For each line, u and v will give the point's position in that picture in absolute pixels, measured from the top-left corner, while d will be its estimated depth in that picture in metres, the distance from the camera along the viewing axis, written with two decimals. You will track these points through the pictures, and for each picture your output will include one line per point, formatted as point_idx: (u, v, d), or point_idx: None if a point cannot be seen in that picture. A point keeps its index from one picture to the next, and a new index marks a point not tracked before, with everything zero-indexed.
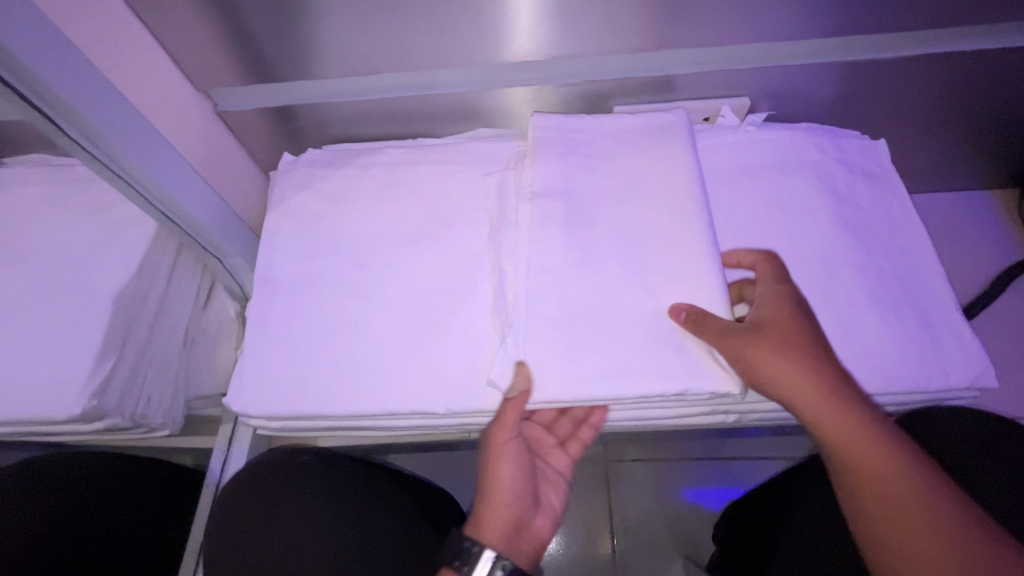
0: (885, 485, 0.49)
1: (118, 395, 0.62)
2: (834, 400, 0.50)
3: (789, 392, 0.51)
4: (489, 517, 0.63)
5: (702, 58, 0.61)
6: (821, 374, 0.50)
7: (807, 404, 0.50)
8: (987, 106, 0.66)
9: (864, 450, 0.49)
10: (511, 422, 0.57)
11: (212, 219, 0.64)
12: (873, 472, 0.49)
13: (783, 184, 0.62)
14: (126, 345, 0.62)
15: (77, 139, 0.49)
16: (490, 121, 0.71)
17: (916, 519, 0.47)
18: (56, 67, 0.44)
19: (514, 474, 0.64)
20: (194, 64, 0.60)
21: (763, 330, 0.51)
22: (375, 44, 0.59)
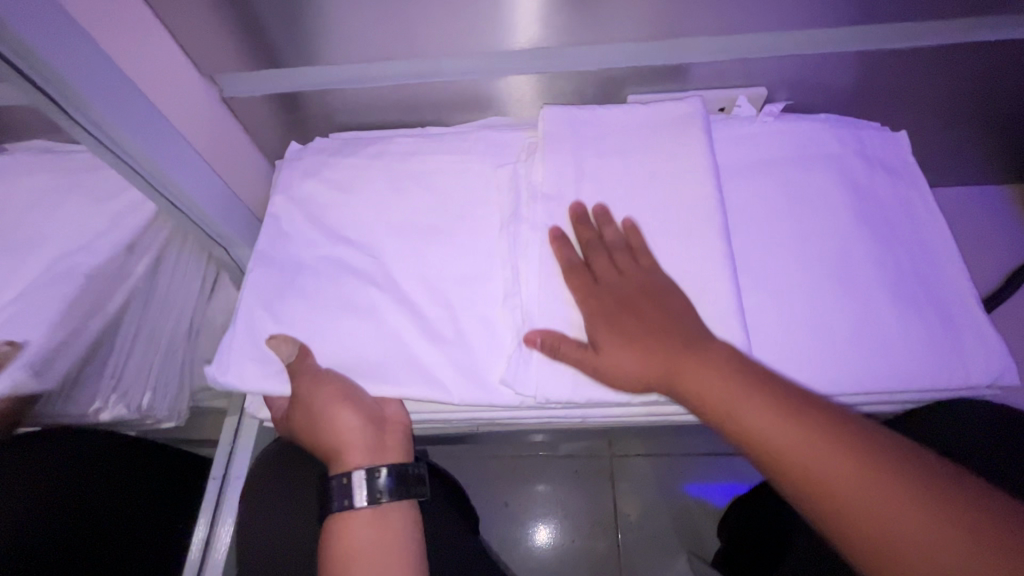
0: (816, 455, 0.44)
1: (115, 381, 0.67)
2: (727, 382, 0.47)
3: (687, 385, 0.49)
4: (335, 459, 0.58)
5: (720, 46, 0.60)
6: (713, 367, 0.48)
7: (706, 394, 0.48)
8: (1009, 98, 0.64)
9: (775, 424, 0.45)
10: (308, 366, 0.55)
11: (220, 209, 0.63)
12: (797, 448, 0.44)
13: (801, 177, 0.61)
14: (94, 317, 0.61)
15: (71, 111, 0.47)
16: (501, 110, 0.69)
17: (850, 488, 0.42)
18: (67, 53, 0.43)
19: (333, 404, 0.55)
20: (199, 49, 0.59)
21: (602, 318, 0.52)
22: (385, 31, 0.58)
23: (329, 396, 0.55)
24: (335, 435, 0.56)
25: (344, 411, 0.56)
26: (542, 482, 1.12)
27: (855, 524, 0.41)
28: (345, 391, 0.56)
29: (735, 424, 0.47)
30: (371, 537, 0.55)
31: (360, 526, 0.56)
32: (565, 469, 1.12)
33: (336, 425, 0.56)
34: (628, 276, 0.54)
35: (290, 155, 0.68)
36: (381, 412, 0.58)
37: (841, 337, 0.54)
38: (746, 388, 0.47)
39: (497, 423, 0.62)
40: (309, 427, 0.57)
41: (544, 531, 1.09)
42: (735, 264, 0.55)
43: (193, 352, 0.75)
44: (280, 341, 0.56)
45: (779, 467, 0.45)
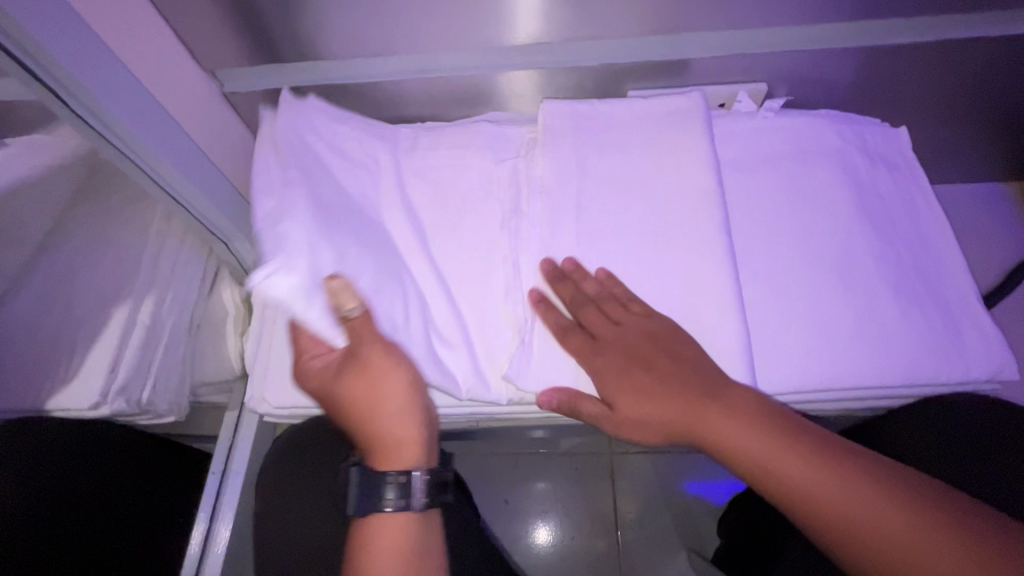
0: (848, 494, 0.45)
1: (115, 373, 0.58)
2: (750, 430, 0.48)
3: (711, 436, 0.49)
4: (374, 436, 0.57)
5: (721, 40, 0.60)
6: (742, 417, 0.48)
7: (731, 440, 0.48)
8: (1010, 94, 0.64)
9: (804, 467, 0.46)
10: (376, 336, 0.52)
11: (221, 204, 0.62)
12: (828, 490, 0.45)
13: (801, 172, 0.61)
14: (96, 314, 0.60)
15: (85, 116, 0.47)
16: (501, 106, 0.69)
17: (890, 534, 0.43)
18: (73, 51, 0.43)
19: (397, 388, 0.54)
20: (200, 44, 0.58)
21: (609, 370, 0.52)
22: (386, 25, 0.58)
23: (391, 373, 0.54)
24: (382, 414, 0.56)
25: (399, 394, 0.55)
26: (542, 480, 1.12)
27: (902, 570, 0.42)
28: (403, 372, 0.53)
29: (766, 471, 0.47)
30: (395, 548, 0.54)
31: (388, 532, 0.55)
32: (564, 466, 1.12)
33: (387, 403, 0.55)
34: (619, 335, 0.53)
35: None
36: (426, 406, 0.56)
37: (842, 332, 0.54)
38: (768, 435, 0.48)
39: (498, 417, 0.62)
40: (357, 390, 0.55)
41: (545, 530, 1.08)
42: (736, 259, 0.55)
43: (195, 347, 0.69)
44: (340, 289, 0.51)
45: (815, 510, 0.45)
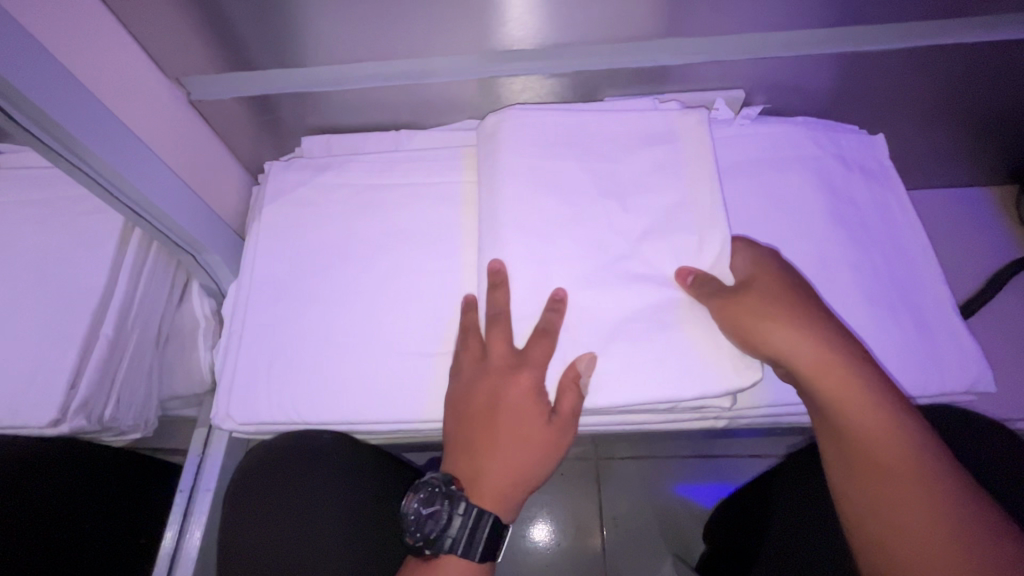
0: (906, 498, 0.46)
1: (75, 390, 0.56)
2: (869, 402, 0.47)
3: (786, 354, 0.49)
4: (490, 454, 0.53)
5: (697, 48, 0.58)
6: (835, 360, 0.48)
7: (847, 405, 0.47)
8: (991, 98, 0.63)
9: (893, 452, 0.46)
10: (522, 377, 0.51)
11: (191, 215, 0.60)
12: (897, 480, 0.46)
13: (778, 180, 0.60)
14: (55, 328, 0.57)
15: (41, 134, 0.45)
16: (476, 114, 0.68)
17: (909, 508, 0.46)
18: (19, 64, 0.41)
19: (525, 435, 0.52)
20: (162, 49, 0.56)
21: (794, 352, 0.49)
22: (353, 32, 0.56)
23: (559, 427, 0.52)
24: (516, 436, 0.53)
25: (549, 447, 0.53)
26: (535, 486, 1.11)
27: (900, 533, 0.45)
28: (560, 420, 0.51)
29: (858, 434, 0.47)
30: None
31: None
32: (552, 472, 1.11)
33: (532, 433, 0.52)
34: (768, 305, 0.50)
35: (277, 167, 0.68)
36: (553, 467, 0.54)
37: None
38: (884, 438, 0.47)
39: None
40: (503, 399, 0.52)
41: (540, 530, 1.08)
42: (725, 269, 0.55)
43: (160, 362, 0.68)
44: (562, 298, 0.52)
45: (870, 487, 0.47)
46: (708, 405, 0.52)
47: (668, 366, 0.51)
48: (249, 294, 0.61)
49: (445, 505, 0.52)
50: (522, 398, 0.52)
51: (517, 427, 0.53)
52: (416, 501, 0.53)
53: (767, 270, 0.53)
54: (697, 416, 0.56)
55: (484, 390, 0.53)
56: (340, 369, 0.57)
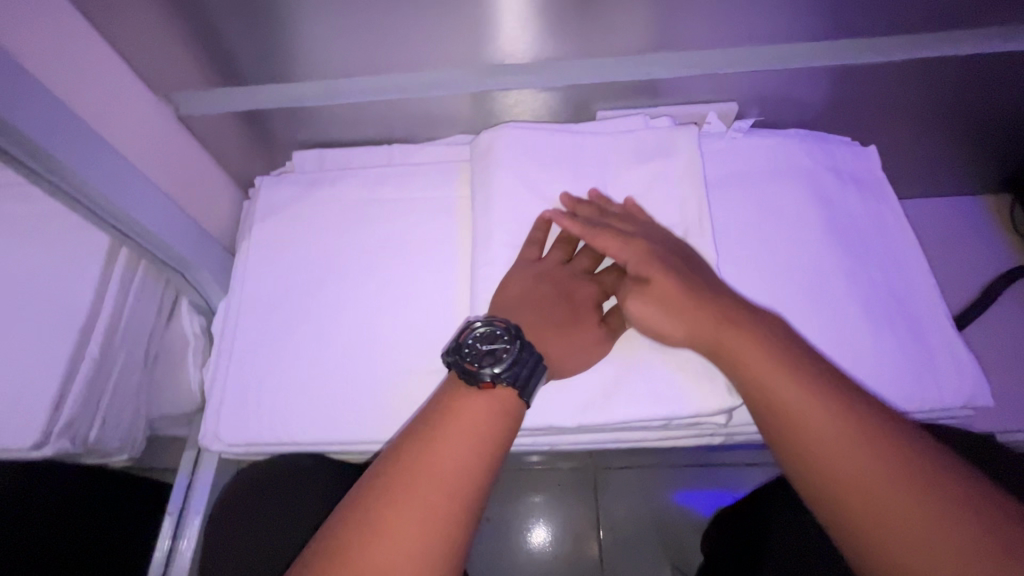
0: (827, 435, 0.43)
1: (59, 412, 0.55)
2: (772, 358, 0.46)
3: (666, 322, 0.50)
4: (537, 330, 0.52)
5: (689, 61, 0.58)
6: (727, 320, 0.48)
7: (739, 363, 0.47)
8: (983, 108, 0.63)
9: (797, 400, 0.44)
10: (594, 290, 0.56)
11: (179, 232, 0.59)
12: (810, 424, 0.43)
13: (771, 193, 0.60)
14: (38, 349, 0.56)
15: (22, 157, 0.44)
16: (469, 128, 0.67)
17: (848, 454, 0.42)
18: None
19: (574, 333, 0.53)
20: (148, 64, 0.56)
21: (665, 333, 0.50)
22: (342, 48, 0.55)
23: (598, 333, 0.53)
24: (562, 329, 0.53)
25: (584, 351, 0.52)
26: (534, 495, 1.10)
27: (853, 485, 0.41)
28: (602, 330, 0.53)
29: (748, 380, 0.46)
30: (473, 442, 0.46)
31: (485, 425, 0.47)
32: (549, 481, 1.11)
33: (579, 330, 0.53)
34: (640, 259, 0.52)
35: (268, 182, 0.67)
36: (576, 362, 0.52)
37: None
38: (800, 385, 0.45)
39: None
40: (569, 295, 0.55)
41: (539, 531, 1.07)
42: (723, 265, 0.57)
43: (149, 380, 0.67)
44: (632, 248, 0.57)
45: (793, 434, 0.44)
46: (706, 420, 0.52)
47: (663, 384, 0.51)
48: (240, 311, 0.61)
49: (509, 342, 0.49)
50: (585, 299, 0.55)
51: (568, 320, 0.54)
52: (478, 336, 0.50)
53: (615, 228, 0.55)
54: (696, 433, 0.55)
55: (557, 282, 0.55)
56: (334, 388, 0.56)
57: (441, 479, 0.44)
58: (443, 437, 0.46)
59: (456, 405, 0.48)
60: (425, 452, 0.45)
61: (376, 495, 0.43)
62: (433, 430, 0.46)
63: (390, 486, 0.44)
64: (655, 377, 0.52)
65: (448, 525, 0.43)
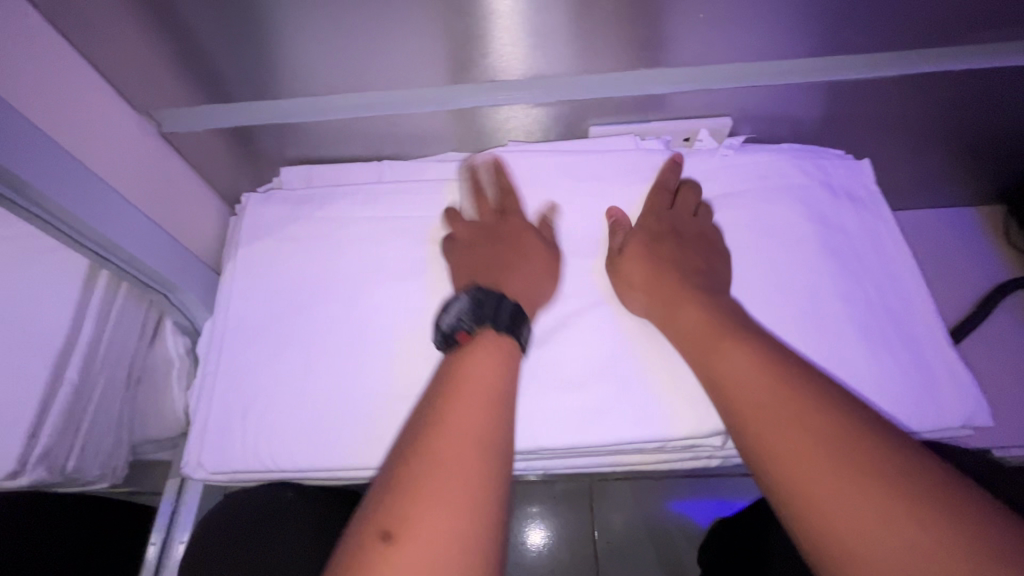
0: (784, 424, 0.42)
1: (36, 439, 0.54)
2: (717, 329, 0.49)
3: (641, 280, 0.54)
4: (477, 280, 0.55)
5: (682, 78, 0.57)
6: (687, 292, 0.52)
7: (692, 342, 0.50)
8: (977, 123, 0.63)
9: (758, 390, 0.44)
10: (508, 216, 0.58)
11: (162, 254, 0.58)
12: (772, 417, 0.43)
13: (765, 209, 0.60)
14: (16, 376, 0.54)
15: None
16: (461, 143, 0.66)
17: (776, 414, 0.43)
18: None
19: (513, 263, 0.55)
20: (128, 81, 0.54)
21: (628, 293, 0.54)
22: (328, 66, 0.54)
23: (534, 257, 0.55)
24: (497, 267, 0.55)
25: (527, 278, 0.54)
26: (528, 509, 1.08)
27: (779, 443, 0.42)
28: (545, 261, 0.56)
29: (697, 352, 0.49)
30: (490, 394, 0.46)
31: (488, 368, 0.47)
32: (544, 495, 1.09)
33: (516, 261, 0.55)
34: (672, 226, 0.57)
35: (255, 199, 0.66)
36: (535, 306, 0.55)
37: None
38: (740, 352, 0.47)
39: None
40: (492, 238, 0.58)
41: (536, 532, 1.07)
42: None
43: (132, 403, 0.65)
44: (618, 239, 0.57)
45: (732, 401, 0.45)
46: (702, 444, 0.51)
47: (657, 409, 0.50)
48: (227, 332, 0.59)
49: (481, 305, 0.51)
50: (513, 233, 0.57)
51: (503, 257, 0.56)
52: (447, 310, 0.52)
53: (681, 202, 0.58)
54: (692, 456, 0.54)
55: (477, 235, 0.58)
56: (322, 413, 0.55)
57: (468, 436, 0.43)
58: (463, 394, 0.45)
59: (462, 363, 0.48)
60: (446, 414, 0.44)
61: (411, 461, 0.41)
62: (449, 391, 0.46)
63: (421, 449, 0.42)
64: (649, 401, 0.51)
65: (483, 482, 0.41)
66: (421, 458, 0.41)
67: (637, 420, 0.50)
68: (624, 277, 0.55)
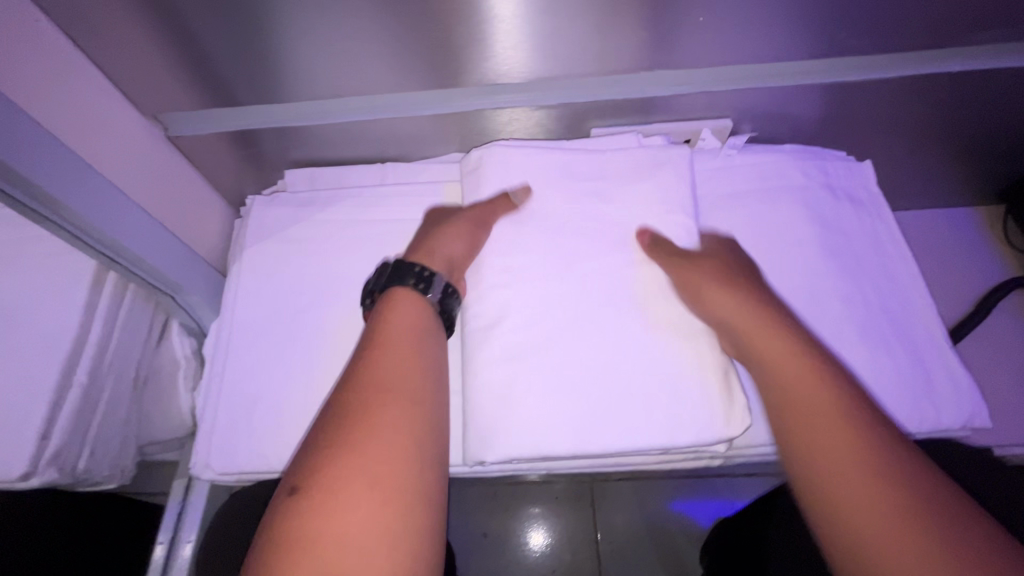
0: (847, 466, 0.42)
1: (48, 441, 0.54)
2: (794, 358, 0.47)
3: (708, 292, 0.53)
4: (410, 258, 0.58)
5: (683, 80, 0.58)
6: (762, 320, 0.50)
7: (766, 367, 0.48)
8: (975, 123, 0.63)
9: (817, 417, 0.44)
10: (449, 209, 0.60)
11: (168, 256, 0.58)
12: (820, 426, 0.44)
13: (766, 210, 0.60)
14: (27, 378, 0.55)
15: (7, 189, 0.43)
16: (462, 145, 0.67)
17: (842, 453, 0.42)
18: None
19: (436, 237, 0.58)
20: (136, 86, 0.55)
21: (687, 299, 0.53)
22: (332, 70, 0.55)
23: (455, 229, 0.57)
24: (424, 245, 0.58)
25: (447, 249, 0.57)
26: (530, 509, 1.09)
27: (838, 480, 0.41)
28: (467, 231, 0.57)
29: (768, 376, 0.48)
30: (410, 342, 0.50)
31: (406, 318, 0.52)
32: (546, 495, 1.10)
33: (439, 236, 0.58)
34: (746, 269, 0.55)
35: (260, 201, 0.66)
36: (483, 255, 0.57)
37: None
38: (813, 385, 0.46)
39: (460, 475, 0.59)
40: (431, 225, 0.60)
41: (537, 534, 1.07)
42: None
43: (140, 404, 0.66)
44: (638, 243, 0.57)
45: (795, 430, 0.45)
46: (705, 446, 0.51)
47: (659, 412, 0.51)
48: (234, 332, 0.60)
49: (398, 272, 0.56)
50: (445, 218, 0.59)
51: (432, 235, 0.58)
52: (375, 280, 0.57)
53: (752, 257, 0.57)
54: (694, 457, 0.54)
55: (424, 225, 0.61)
56: None
57: (393, 402, 0.46)
58: (384, 346, 0.49)
59: (384, 319, 0.52)
60: (372, 367, 0.48)
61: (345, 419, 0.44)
62: (372, 347, 0.50)
63: (355, 404, 0.45)
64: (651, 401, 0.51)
65: (413, 430, 0.45)
66: (355, 414, 0.44)
67: (645, 421, 0.51)
68: (686, 279, 0.53)
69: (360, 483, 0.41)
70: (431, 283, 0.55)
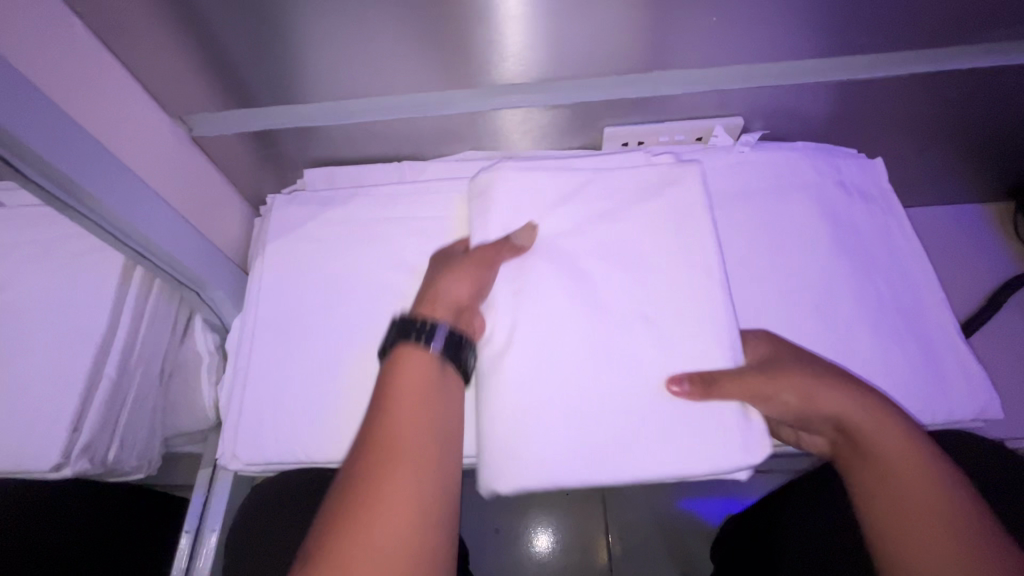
0: (919, 534, 0.43)
1: (78, 432, 0.56)
2: (881, 423, 0.47)
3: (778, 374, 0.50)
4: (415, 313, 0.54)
5: (694, 79, 0.59)
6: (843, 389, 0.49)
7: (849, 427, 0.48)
8: (984, 120, 0.64)
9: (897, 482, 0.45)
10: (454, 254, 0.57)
11: (193, 253, 0.60)
12: (892, 471, 0.46)
13: (778, 205, 0.61)
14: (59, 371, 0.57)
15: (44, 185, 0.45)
16: (477, 144, 0.68)
17: (920, 520, 0.44)
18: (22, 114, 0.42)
19: (442, 284, 0.55)
20: (163, 86, 0.57)
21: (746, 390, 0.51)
22: (350, 71, 0.56)
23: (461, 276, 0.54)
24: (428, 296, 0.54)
25: (454, 297, 0.54)
26: (540, 507, 1.10)
27: (910, 546, 0.43)
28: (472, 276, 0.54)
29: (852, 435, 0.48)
30: (420, 394, 0.49)
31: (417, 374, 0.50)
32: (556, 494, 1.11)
33: (444, 284, 0.54)
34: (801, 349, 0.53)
35: (280, 199, 0.68)
36: (492, 298, 0.55)
37: None
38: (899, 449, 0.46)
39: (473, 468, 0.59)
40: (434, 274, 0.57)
41: (542, 537, 1.07)
42: (737, 274, 0.59)
43: (164, 398, 0.67)
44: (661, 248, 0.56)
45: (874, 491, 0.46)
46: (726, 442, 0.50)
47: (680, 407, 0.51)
48: (256, 328, 0.61)
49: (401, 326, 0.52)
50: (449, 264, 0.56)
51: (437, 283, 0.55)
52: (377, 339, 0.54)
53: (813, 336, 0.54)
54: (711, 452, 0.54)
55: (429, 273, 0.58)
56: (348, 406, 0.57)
57: (408, 463, 0.45)
58: (392, 401, 0.48)
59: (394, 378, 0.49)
60: (385, 423, 0.47)
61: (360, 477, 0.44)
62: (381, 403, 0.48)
63: (372, 462, 0.45)
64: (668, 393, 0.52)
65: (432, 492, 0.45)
66: (369, 471, 0.44)
67: (669, 439, 0.50)
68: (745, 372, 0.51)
69: (383, 555, 0.41)
70: (433, 334, 0.51)
